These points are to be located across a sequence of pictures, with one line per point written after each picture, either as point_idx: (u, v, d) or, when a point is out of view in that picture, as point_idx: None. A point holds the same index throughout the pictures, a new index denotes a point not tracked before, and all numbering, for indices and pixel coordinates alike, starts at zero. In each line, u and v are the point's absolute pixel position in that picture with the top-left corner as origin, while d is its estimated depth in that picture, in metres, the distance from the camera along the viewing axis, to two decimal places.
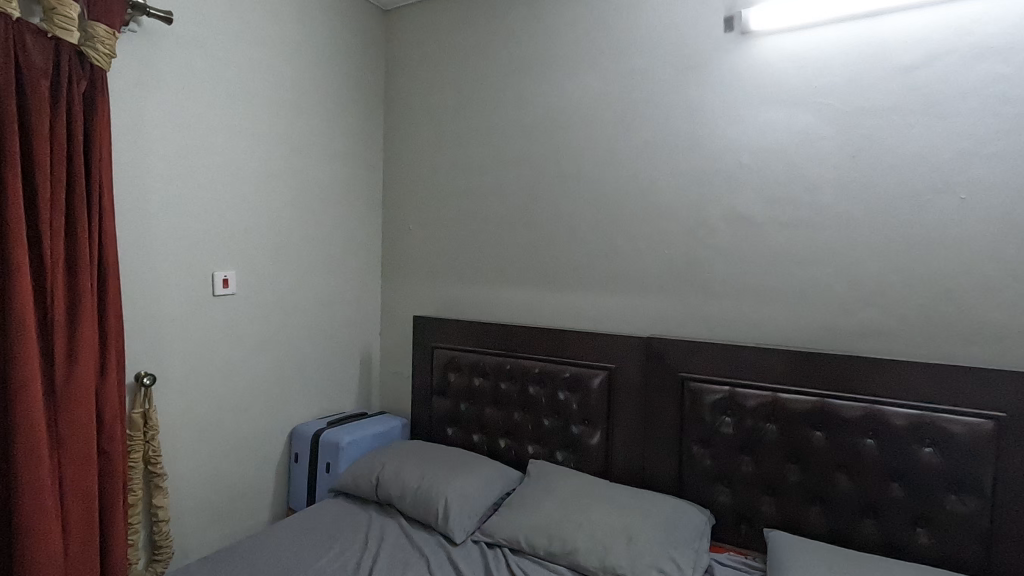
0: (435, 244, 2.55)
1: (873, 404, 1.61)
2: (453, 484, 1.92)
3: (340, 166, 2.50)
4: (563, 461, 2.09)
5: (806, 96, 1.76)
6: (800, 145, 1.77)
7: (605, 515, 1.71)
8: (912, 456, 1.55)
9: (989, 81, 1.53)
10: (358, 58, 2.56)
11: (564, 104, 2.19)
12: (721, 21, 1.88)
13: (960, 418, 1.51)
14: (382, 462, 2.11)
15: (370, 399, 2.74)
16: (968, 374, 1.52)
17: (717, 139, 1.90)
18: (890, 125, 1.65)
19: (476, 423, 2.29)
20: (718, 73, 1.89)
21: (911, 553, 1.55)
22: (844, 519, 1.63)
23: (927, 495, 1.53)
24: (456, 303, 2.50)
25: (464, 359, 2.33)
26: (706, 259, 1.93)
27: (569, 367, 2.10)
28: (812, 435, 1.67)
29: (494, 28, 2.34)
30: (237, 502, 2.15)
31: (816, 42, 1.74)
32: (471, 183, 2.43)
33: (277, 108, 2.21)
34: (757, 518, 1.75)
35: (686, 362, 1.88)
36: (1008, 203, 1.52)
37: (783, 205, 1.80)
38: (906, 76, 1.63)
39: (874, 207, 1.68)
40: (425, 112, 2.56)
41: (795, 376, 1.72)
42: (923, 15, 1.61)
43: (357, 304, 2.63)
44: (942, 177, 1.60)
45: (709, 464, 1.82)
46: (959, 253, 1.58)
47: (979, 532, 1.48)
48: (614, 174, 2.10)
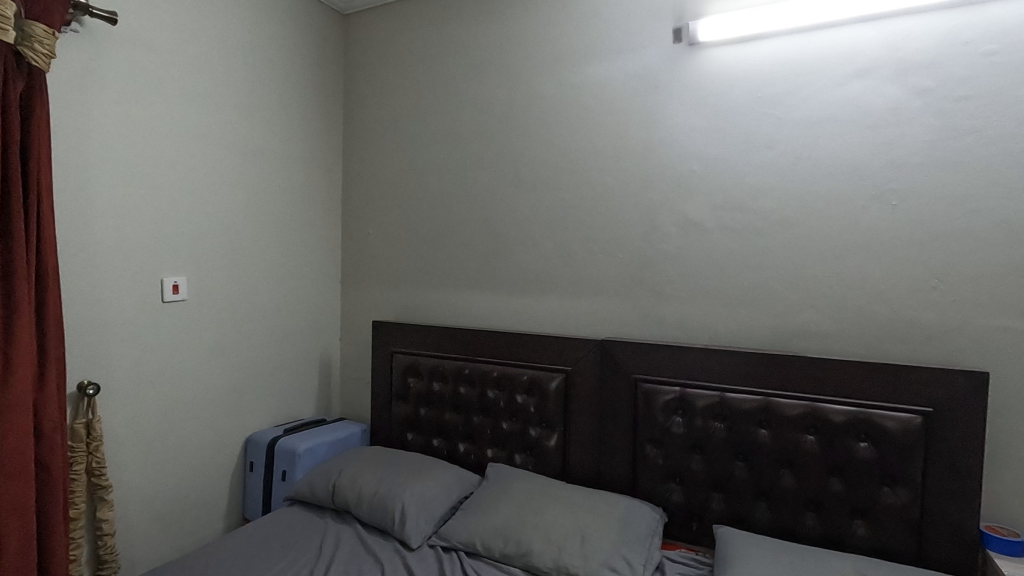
0: (394, 250, 2.54)
1: (814, 402, 1.67)
2: (410, 489, 1.92)
3: (298, 171, 2.48)
4: (521, 464, 2.11)
5: (750, 106, 1.83)
6: (745, 153, 1.84)
7: (559, 516, 1.73)
8: (849, 451, 1.62)
9: (916, 95, 1.62)
10: (316, 62, 2.54)
11: (520, 110, 2.22)
12: (670, 32, 1.93)
13: (893, 413, 1.58)
14: (339, 469, 2.09)
15: (330, 405, 2.71)
16: (900, 372, 1.59)
17: (668, 147, 1.95)
18: (828, 135, 1.73)
19: (436, 428, 2.29)
20: (669, 83, 1.94)
21: (850, 545, 1.62)
22: (788, 514, 1.69)
23: (863, 488, 1.60)
24: (416, 308, 2.49)
25: (423, 363, 2.33)
26: (658, 263, 1.98)
27: (526, 370, 2.12)
28: (757, 432, 1.73)
29: (453, 35, 2.36)
30: (188, 513, 2.10)
31: (759, 54, 1.81)
32: (430, 189, 2.44)
33: (230, 111, 2.18)
34: (707, 515, 1.80)
35: (639, 363, 1.93)
36: (934, 209, 1.61)
37: (730, 211, 1.87)
38: (842, 89, 1.71)
39: (814, 212, 1.75)
40: (384, 117, 2.55)
41: (742, 377, 1.77)
42: (857, 30, 1.68)
43: (315, 310, 2.61)
44: (874, 185, 1.68)
45: (661, 463, 1.87)
46: (891, 257, 1.67)
47: (911, 523, 1.55)
48: (569, 180, 2.13)
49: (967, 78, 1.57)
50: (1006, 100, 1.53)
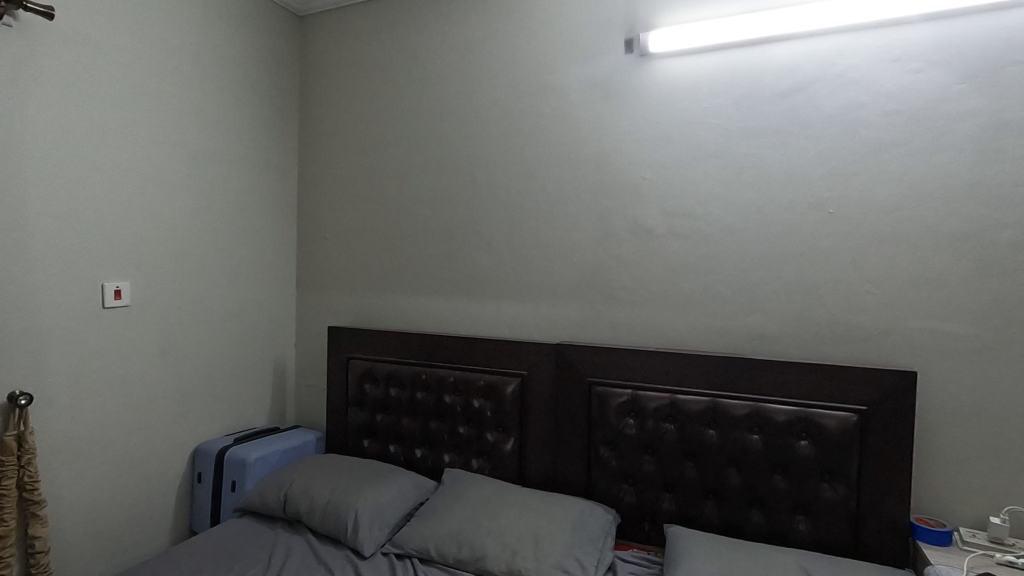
0: (351, 255, 2.52)
1: (758, 402, 1.73)
2: (364, 496, 1.89)
3: (251, 174, 2.43)
4: (478, 469, 2.11)
5: (699, 116, 1.89)
6: (692, 161, 1.90)
7: (514, 520, 1.73)
8: (791, 449, 1.68)
9: (851, 109, 1.71)
10: (270, 64, 2.50)
11: (477, 116, 2.23)
12: (622, 43, 1.98)
13: (832, 412, 1.65)
14: (292, 477, 2.04)
15: (285, 413, 2.66)
16: (836, 372, 1.67)
17: (621, 155, 2.00)
18: (770, 145, 1.80)
19: (392, 434, 2.27)
20: (621, 92, 1.99)
21: (792, 540, 1.67)
22: (734, 512, 1.74)
23: (804, 485, 1.66)
24: (373, 313, 2.47)
25: (380, 369, 2.30)
26: (611, 268, 2.02)
27: (483, 375, 2.13)
28: (705, 433, 1.78)
29: (409, 39, 2.36)
30: (131, 528, 2.01)
31: (706, 66, 1.87)
32: (387, 194, 2.42)
33: (177, 112, 2.12)
34: (659, 514, 1.84)
35: (593, 367, 1.96)
36: (867, 217, 1.70)
37: (680, 218, 1.92)
38: (783, 101, 1.78)
39: (760, 219, 1.82)
40: (341, 121, 2.53)
41: (692, 379, 1.82)
42: (796, 45, 1.76)
43: (269, 316, 2.55)
44: (814, 194, 1.75)
45: (615, 465, 1.90)
46: (829, 262, 1.74)
47: (848, 517, 1.62)
48: (525, 186, 2.15)
49: (896, 93, 1.66)
50: (932, 115, 1.62)
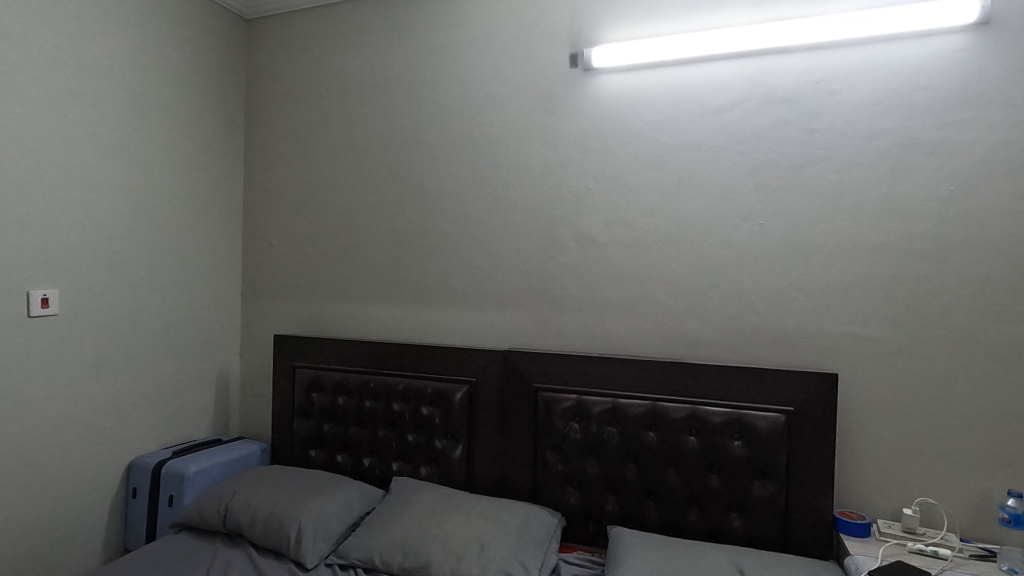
0: (299, 262, 2.48)
1: (696, 405, 1.80)
2: (308, 507, 1.86)
3: (193, 180, 2.37)
4: (426, 476, 2.11)
5: (640, 130, 1.96)
6: (634, 173, 1.97)
7: (459, 526, 1.74)
8: (725, 449, 1.75)
9: (779, 125, 1.81)
10: (214, 66, 2.44)
11: (426, 124, 2.25)
12: (567, 57, 2.04)
13: (762, 413, 1.74)
14: (233, 490, 1.99)
15: (228, 424, 2.58)
16: (766, 375, 1.75)
17: (566, 166, 2.05)
18: (706, 159, 1.89)
19: (340, 443, 2.25)
20: (567, 104, 2.05)
21: (727, 536, 1.75)
22: (674, 511, 1.80)
23: (736, 483, 1.74)
24: (321, 320, 2.44)
25: (327, 378, 2.28)
26: (557, 275, 2.06)
27: (431, 382, 2.13)
28: (646, 435, 1.84)
29: (358, 45, 2.35)
30: (58, 548, 1.91)
31: (647, 82, 1.95)
32: (336, 202, 2.40)
33: (113, 114, 2.05)
34: (602, 516, 1.88)
35: (539, 373, 1.99)
36: (794, 228, 1.80)
37: (622, 227, 1.98)
38: (717, 117, 1.87)
39: (696, 229, 1.90)
40: (288, 125, 2.49)
41: (634, 383, 1.88)
42: (730, 64, 1.85)
43: (212, 324, 2.48)
44: (745, 206, 1.85)
45: (560, 468, 1.94)
46: (761, 271, 1.83)
47: (777, 512, 1.70)
48: (474, 195, 2.18)
49: (819, 113, 1.77)
50: (850, 133, 1.74)
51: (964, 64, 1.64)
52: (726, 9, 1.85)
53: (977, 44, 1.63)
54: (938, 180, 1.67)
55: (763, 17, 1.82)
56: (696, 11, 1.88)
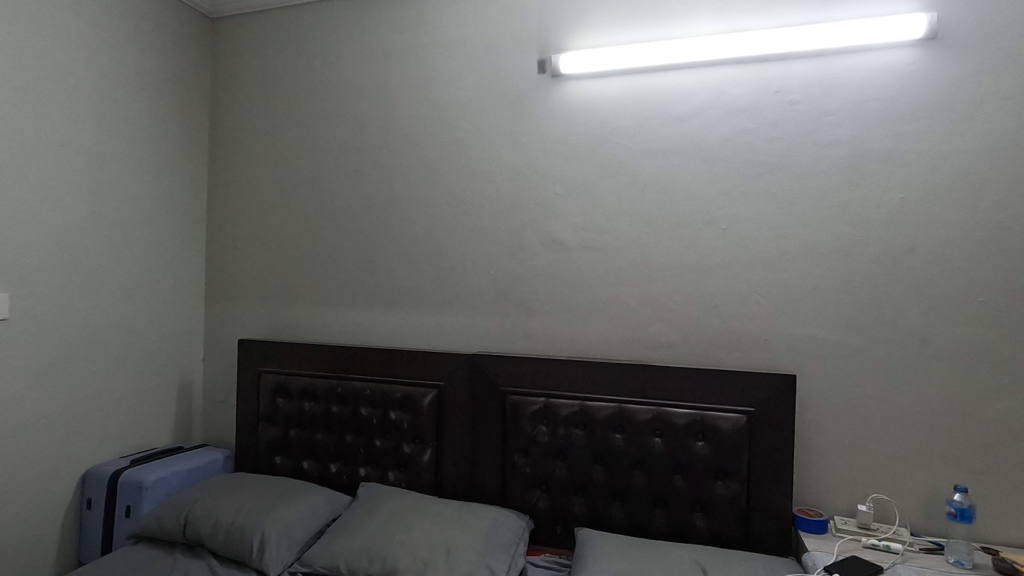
0: (265, 266, 2.44)
1: (660, 407, 1.83)
2: (272, 515, 1.83)
3: (154, 181, 2.30)
4: (394, 481, 2.09)
5: (607, 135, 1.99)
6: (601, 178, 2.00)
7: (426, 530, 1.73)
8: (689, 450, 1.78)
9: (739, 133, 1.86)
10: (177, 65, 2.39)
11: (395, 127, 2.24)
12: (535, 63, 2.06)
13: (724, 414, 1.77)
14: (194, 499, 1.94)
15: (191, 432, 2.52)
16: (728, 377, 1.79)
17: (535, 170, 2.07)
18: (671, 165, 1.92)
19: (306, 449, 2.21)
20: (535, 110, 2.06)
21: (691, 536, 1.78)
22: (639, 511, 1.82)
23: (699, 483, 1.77)
24: (287, 324, 2.40)
25: (293, 383, 2.24)
26: (526, 279, 2.08)
27: (399, 387, 2.12)
28: (612, 437, 1.86)
29: (325, 47, 2.33)
30: (6, 563, 1.83)
31: (613, 89, 1.98)
32: (303, 205, 2.37)
33: (68, 112, 1.98)
34: (570, 518, 1.90)
35: (507, 376, 2.00)
36: (754, 233, 1.85)
37: (590, 231, 2.01)
38: (681, 125, 1.91)
39: (662, 234, 1.93)
40: (254, 126, 2.45)
41: (600, 386, 1.90)
42: (692, 74, 1.90)
43: (174, 329, 2.42)
44: (708, 212, 1.89)
45: (528, 471, 1.95)
46: (723, 274, 1.88)
47: (738, 511, 1.74)
48: (443, 198, 2.18)
49: (778, 122, 1.82)
50: (806, 142, 1.80)
51: (912, 77, 1.71)
52: (689, 20, 1.89)
53: (924, 58, 1.70)
54: (889, 189, 1.73)
55: (725, 27, 1.87)
56: (660, 20, 1.92)
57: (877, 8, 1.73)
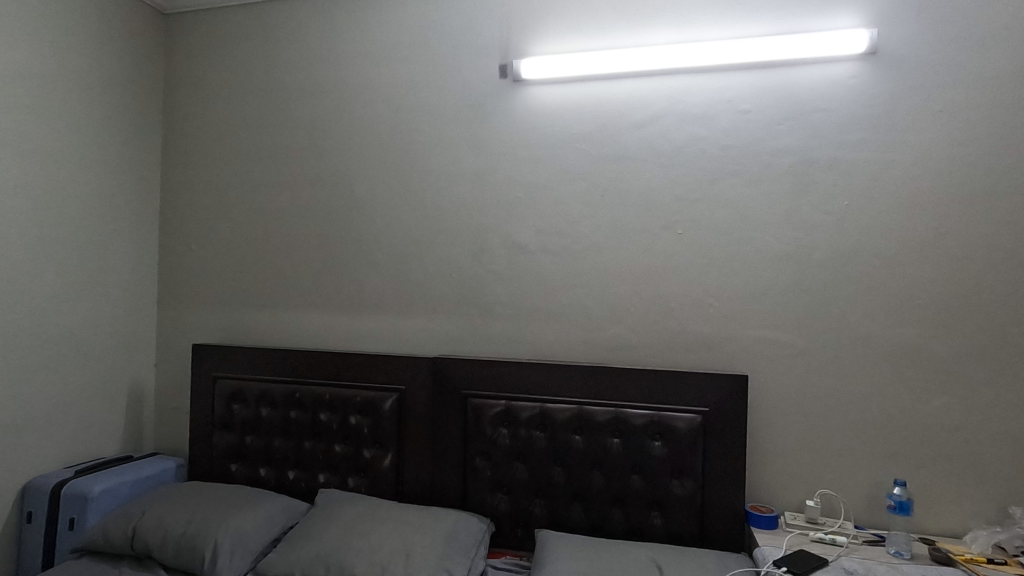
0: (221, 268, 2.38)
1: (619, 408, 1.86)
2: (226, 524, 1.78)
3: (102, 180, 2.22)
4: (354, 487, 2.06)
5: (567, 141, 2.01)
6: (561, 183, 2.02)
7: (385, 536, 1.72)
8: (646, 449, 1.82)
9: (694, 141, 1.91)
10: (128, 61, 2.31)
11: (356, 129, 2.22)
12: (497, 68, 2.07)
13: (681, 414, 1.81)
14: (142, 509, 1.88)
15: (141, 440, 2.43)
16: (683, 378, 1.84)
17: (496, 174, 2.08)
18: (629, 170, 1.96)
19: (263, 456, 2.16)
20: (497, 114, 2.08)
21: (648, 534, 1.81)
22: (599, 512, 1.84)
23: (656, 482, 1.81)
24: (244, 328, 2.35)
25: (250, 389, 2.19)
26: (487, 282, 2.08)
27: (359, 391, 2.09)
28: (572, 439, 1.88)
29: (284, 46, 2.30)
30: None
31: (573, 95, 2.01)
32: (261, 206, 2.32)
33: (10, 107, 1.90)
34: (530, 520, 1.91)
35: (468, 379, 2.00)
36: (709, 238, 1.90)
37: (550, 235, 2.03)
38: (639, 131, 1.95)
39: (621, 238, 1.97)
40: (210, 126, 2.40)
41: (561, 388, 1.92)
42: (650, 82, 1.94)
43: (124, 334, 2.34)
44: (665, 217, 1.94)
45: (489, 474, 1.95)
46: (679, 278, 1.92)
47: (693, 509, 1.78)
48: (405, 201, 2.17)
49: (731, 130, 1.88)
50: (758, 150, 1.86)
51: (855, 90, 1.79)
52: (645, 29, 1.94)
53: (867, 72, 1.78)
54: (834, 196, 1.81)
55: (680, 38, 1.92)
56: (619, 29, 1.96)
57: (823, 23, 1.81)
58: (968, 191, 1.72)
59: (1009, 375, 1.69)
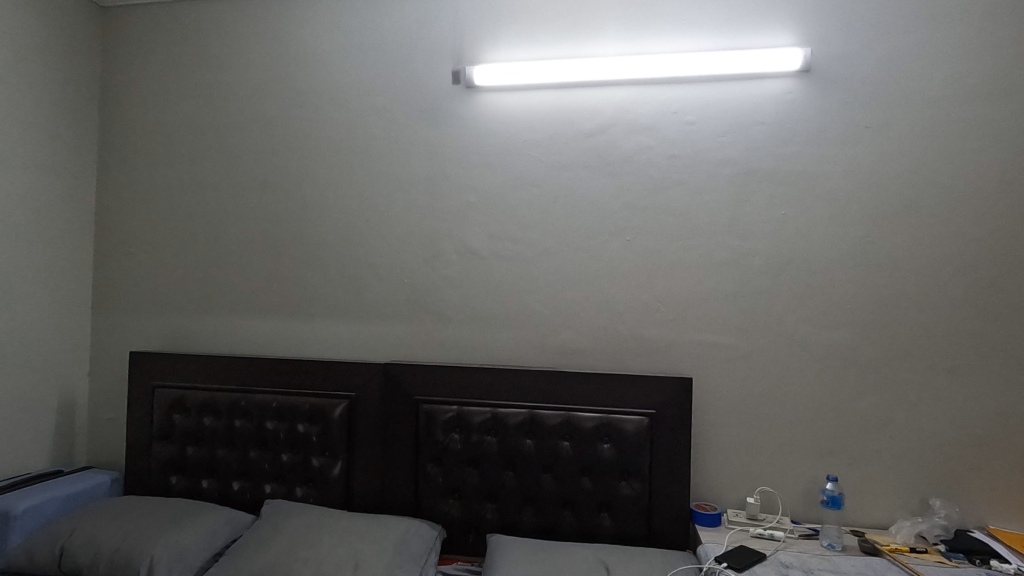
0: (162, 272, 2.29)
1: (569, 412, 1.89)
2: (164, 539, 1.71)
3: (31, 180, 2.10)
4: (302, 497, 2.02)
5: (519, 147, 2.04)
6: (513, 189, 2.04)
7: (333, 546, 1.68)
8: (596, 452, 1.85)
9: (642, 150, 1.97)
10: (61, 55, 2.20)
11: (306, 131, 2.18)
12: (450, 73, 2.08)
13: (629, 416, 1.85)
14: (72, 527, 1.78)
15: (72, 453, 2.30)
16: (631, 381, 1.88)
17: (449, 179, 2.08)
18: (579, 178, 2.00)
19: (205, 467, 2.09)
20: (450, 119, 2.08)
21: (598, 536, 1.84)
22: (549, 514, 1.86)
23: (605, 483, 1.84)
24: (187, 335, 2.26)
25: (192, 398, 2.11)
26: (439, 287, 2.08)
27: (307, 399, 2.05)
28: (524, 443, 1.90)
29: (231, 44, 2.23)
30: None
31: (526, 102, 2.03)
32: (205, 208, 2.25)
33: None
34: (482, 525, 1.91)
35: (420, 385, 1.99)
36: (656, 245, 1.96)
37: (502, 241, 2.05)
38: (589, 140, 2.00)
39: (571, 245, 2.00)
40: (151, 124, 2.30)
41: (513, 393, 1.93)
42: (600, 92, 1.99)
43: (56, 341, 2.21)
44: (614, 224, 1.98)
45: (441, 480, 1.94)
46: (627, 283, 1.97)
47: (641, 509, 1.82)
48: (356, 205, 2.14)
49: (676, 140, 1.95)
50: (701, 160, 1.93)
51: (791, 105, 1.88)
52: (595, 41, 1.99)
53: (801, 88, 1.88)
54: (772, 206, 1.90)
55: (629, 50, 1.97)
56: (570, 40, 2.00)
57: (761, 41, 1.90)
58: (892, 203, 1.84)
59: (929, 375, 1.81)
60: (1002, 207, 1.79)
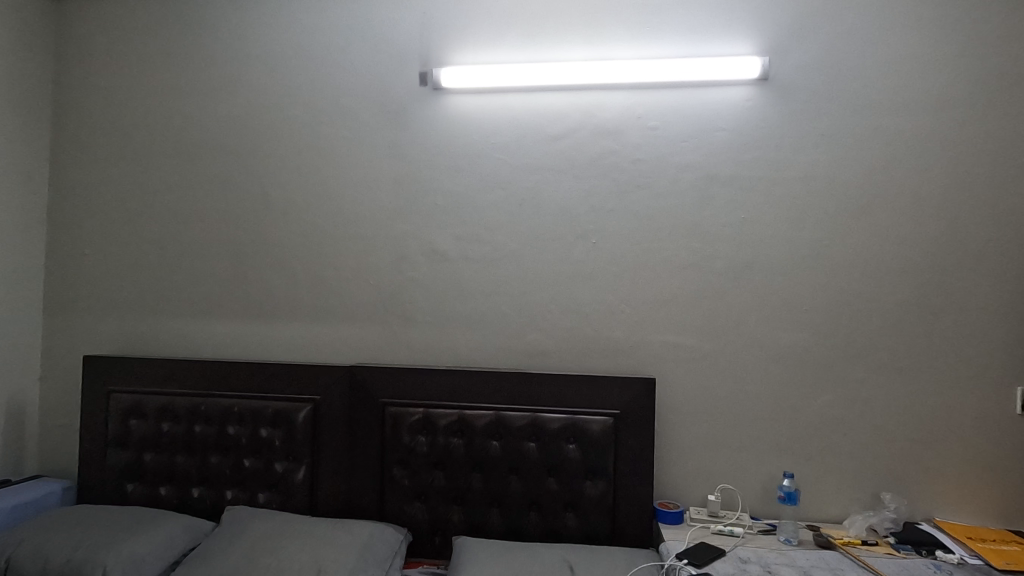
0: (119, 273, 2.22)
1: (536, 413, 1.90)
2: (117, 548, 1.66)
3: None
4: (265, 503, 1.98)
5: (486, 149, 2.04)
6: (480, 191, 2.05)
7: (295, 551, 1.66)
8: (561, 452, 1.87)
9: (607, 153, 1.99)
10: (11, 48, 2.11)
11: (270, 130, 2.14)
12: (417, 75, 2.07)
13: (595, 416, 1.88)
14: (19, 538, 1.71)
15: (22, 462, 2.21)
16: (596, 382, 1.90)
17: (416, 181, 2.07)
18: (545, 181, 2.02)
19: (163, 474, 2.03)
20: (417, 120, 2.07)
21: (564, 535, 1.85)
22: (516, 515, 1.87)
23: (571, 483, 1.86)
24: (145, 338, 2.20)
25: (150, 403, 2.05)
26: (406, 289, 2.07)
27: (271, 403, 2.01)
28: (490, 445, 1.90)
29: (192, 40, 2.18)
30: None
31: (493, 105, 2.04)
32: (164, 207, 2.19)
33: None
34: (448, 527, 1.91)
35: (386, 388, 1.97)
36: (620, 247, 1.99)
37: (469, 243, 2.05)
38: (555, 143, 2.02)
39: (538, 246, 2.02)
40: (107, 120, 2.23)
41: (479, 395, 1.94)
42: (566, 96, 2.01)
43: (4, 346, 2.12)
44: (580, 227, 2.00)
45: (407, 483, 1.93)
46: (593, 284, 2.00)
47: (606, 508, 1.84)
48: (321, 206, 2.12)
49: (640, 145, 1.98)
50: (664, 165, 1.97)
51: (750, 112, 1.94)
52: (562, 46, 2.01)
53: (759, 96, 1.94)
54: (732, 210, 1.95)
55: (594, 55, 2.00)
56: (537, 44, 2.02)
57: (722, 49, 1.95)
58: (845, 208, 1.91)
59: (880, 374, 1.88)
60: (947, 212, 1.87)
